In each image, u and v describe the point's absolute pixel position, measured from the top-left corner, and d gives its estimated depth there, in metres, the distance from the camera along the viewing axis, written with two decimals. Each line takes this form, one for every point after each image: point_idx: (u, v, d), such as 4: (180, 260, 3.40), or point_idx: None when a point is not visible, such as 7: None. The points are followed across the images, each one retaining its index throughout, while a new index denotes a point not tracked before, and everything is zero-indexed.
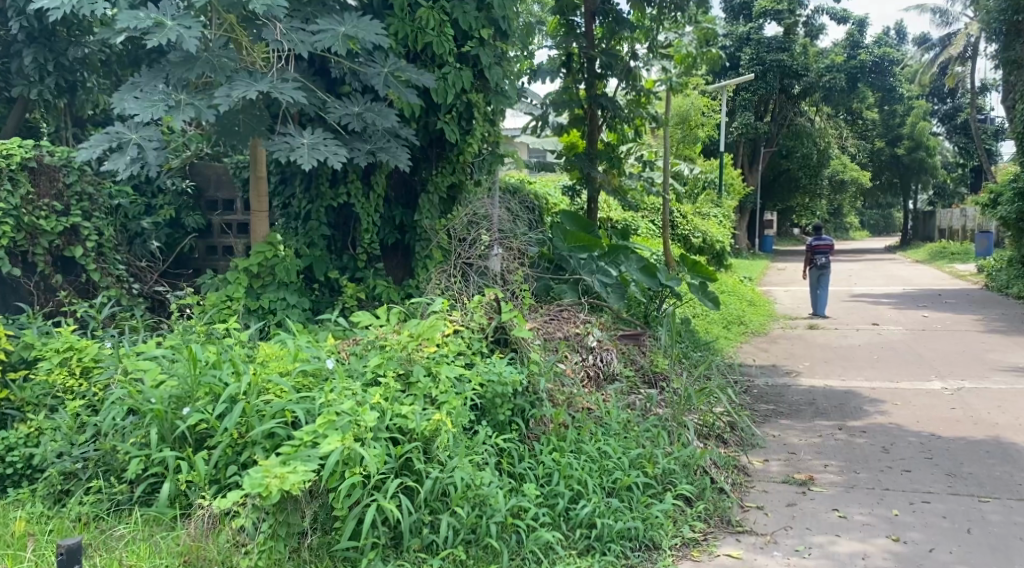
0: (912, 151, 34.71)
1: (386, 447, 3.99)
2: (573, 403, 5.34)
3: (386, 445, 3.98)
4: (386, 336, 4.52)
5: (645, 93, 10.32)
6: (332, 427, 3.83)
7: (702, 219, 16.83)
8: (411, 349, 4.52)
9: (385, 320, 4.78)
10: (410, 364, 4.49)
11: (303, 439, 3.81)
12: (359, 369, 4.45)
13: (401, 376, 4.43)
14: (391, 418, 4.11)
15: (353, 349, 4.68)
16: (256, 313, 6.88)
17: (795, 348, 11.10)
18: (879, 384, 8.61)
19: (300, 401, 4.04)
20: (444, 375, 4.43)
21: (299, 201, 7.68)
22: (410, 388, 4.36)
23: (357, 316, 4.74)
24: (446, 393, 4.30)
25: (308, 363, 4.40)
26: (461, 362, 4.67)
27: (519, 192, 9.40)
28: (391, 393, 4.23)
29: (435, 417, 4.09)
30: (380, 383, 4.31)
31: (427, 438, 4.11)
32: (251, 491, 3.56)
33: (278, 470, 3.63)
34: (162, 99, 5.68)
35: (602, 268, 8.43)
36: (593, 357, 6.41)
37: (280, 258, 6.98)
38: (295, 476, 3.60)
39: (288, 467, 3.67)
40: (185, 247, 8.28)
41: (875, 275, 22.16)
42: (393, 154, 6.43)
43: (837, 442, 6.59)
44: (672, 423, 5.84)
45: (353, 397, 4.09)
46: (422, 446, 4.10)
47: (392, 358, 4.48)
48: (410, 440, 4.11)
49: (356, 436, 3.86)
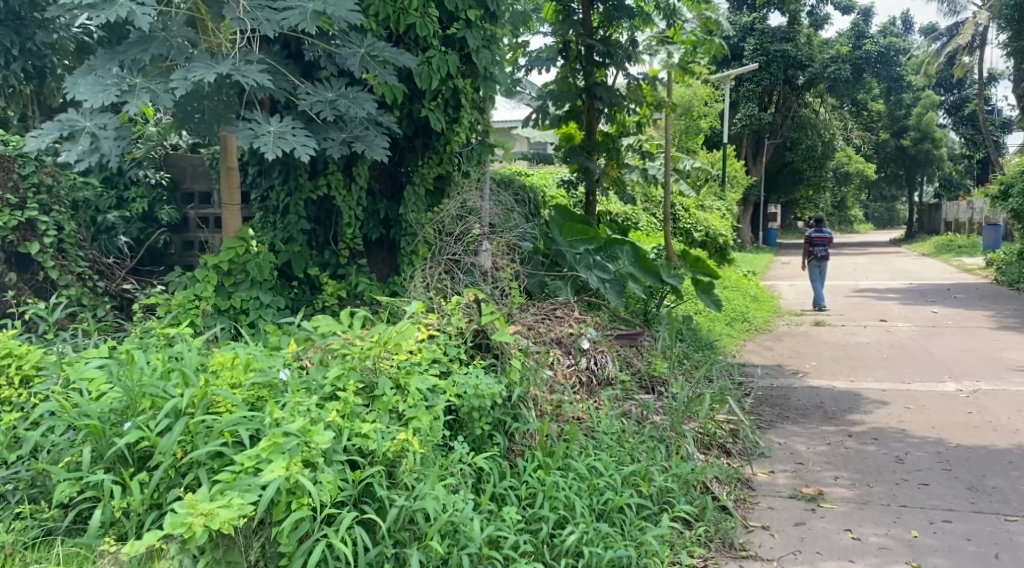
0: (918, 143, 34.25)
1: (343, 472, 3.59)
2: (561, 414, 4.95)
3: (342, 470, 3.58)
4: (350, 345, 4.10)
5: (647, 82, 9.83)
6: (278, 451, 3.43)
7: (704, 213, 16.41)
8: (375, 358, 4.11)
9: (351, 325, 4.36)
10: (375, 374, 4.07)
11: (244, 465, 3.41)
12: (319, 380, 4.02)
13: (365, 389, 4.02)
14: (350, 438, 3.70)
15: (315, 357, 4.26)
16: (226, 314, 6.46)
17: (800, 346, 10.66)
18: (890, 386, 8.16)
19: (251, 417, 3.63)
20: (415, 386, 4.02)
21: (276, 193, 7.20)
22: (374, 403, 3.96)
23: (320, 321, 4.31)
24: (414, 408, 3.90)
25: (264, 373, 3.98)
26: (436, 371, 4.25)
27: (513, 185, 8.96)
28: (351, 409, 3.83)
29: (399, 437, 3.70)
30: (341, 394, 3.90)
31: (391, 461, 3.73)
32: (172, 532, 3.21)
33: (205, 506, 3.26)
34: (114, 83, 5.23)
35: (599, 264, 8.01)
36: (585, 360, 6.04)
37: (253, 255, 6.58)
38: (225, 513, 3.23)
39: (221, 501, 3.29)
40: (158, 243, 7.85)
41: (880, 269, 21.68)
42: (373, 142, 6.03)
43: (848, 451, 6.14)
44: (671, 433, 5.40)
45: (307, 414, 3.69)
46: (384, 469, 3.70)
47: (358, 367, 4.06)
48: (372, 462, 3.71)
49: (304, 461, 3.46)
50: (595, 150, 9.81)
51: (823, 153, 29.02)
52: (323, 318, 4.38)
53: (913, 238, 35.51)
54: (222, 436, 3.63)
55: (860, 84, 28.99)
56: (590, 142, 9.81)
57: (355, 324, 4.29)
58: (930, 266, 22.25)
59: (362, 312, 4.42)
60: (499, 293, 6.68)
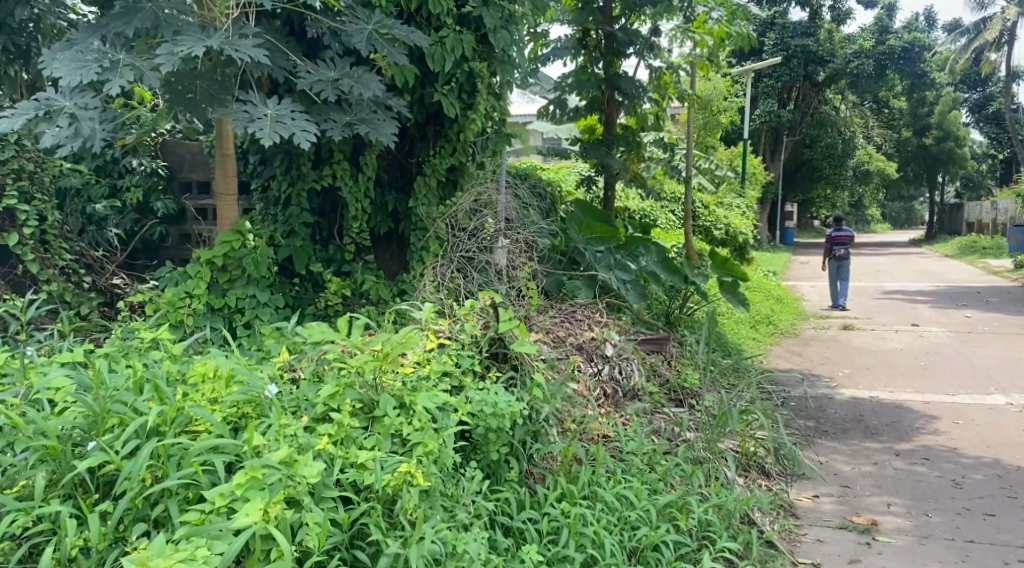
0: (940, 141, 33.66)
1: (333, 511, 3.11)
2: (585, 432, 4.48)
3: (332, 509, 3.11)
4: (348, 358, 3.60)
5: (669, 70, 9.26)
6: (256, 488, 2.96)
7: (724, 210, 15.83)
8: (376, 371, 3.61)
9: (349, 334, 3.86)
10: (376, 392, 3.58)
11: (215, 505, 2.94)
12: (310, 398, 3.53)
13: (363, 409, 3.53)
14: (344, 469, 3.24)
15: (308, 370, 3.76)
16: (220, 313, 5.96)
17: (830, 352, 10.10)
18: (933, 398, 7.60)
19: (230, 441, 3.16)
20: (421, 406, 3.52)
21: (278, 183, 6.73)
22: (373, 425, 3.47)
23: (312, 328, 3.80)
24: (419, 432, 3.41)
25: (248, 387, 3.49)
26: (446, 387, 3.76)
27: (530, 178, 8.44)
28: (346, 433, 3.34)
29: (400, 468, 3.22)
30: (336, 414, 3.41)
31: (391, 497, 3.25)
32: None
33: (165, 555, 2.78)
34: (94, 58, 4.71)
35: (619, 264, 7.45)
36: (608, 370, 5.55)
37: (250, 248, 6.05)
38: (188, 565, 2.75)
39: (185, 548, 2.81)
40: (152, 235, 7.40)
41: (904, 270, 21.02)
42: (379, 126, 5.53)
43: (897, 472, 5.61)
44: (706, 454, 4.92)
45: (294, 440, 3.21)
46: (382, 506, 3.22)
47: (357, 383, 3.57)
48: (368, 498, 3.23)
49: (288, 500, 3.01)
50: (615, 144, 9.21)
51: (843, 149, 28.16)
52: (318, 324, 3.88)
53: (933, 238, 34.82)
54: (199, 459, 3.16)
55: (883, 81, 28.28)
56: (610, 134, 9.24)
57: (354, 335, 3.79)
58: (955, 268, 21.66)
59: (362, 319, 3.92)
60: (515, 294, 6.12)
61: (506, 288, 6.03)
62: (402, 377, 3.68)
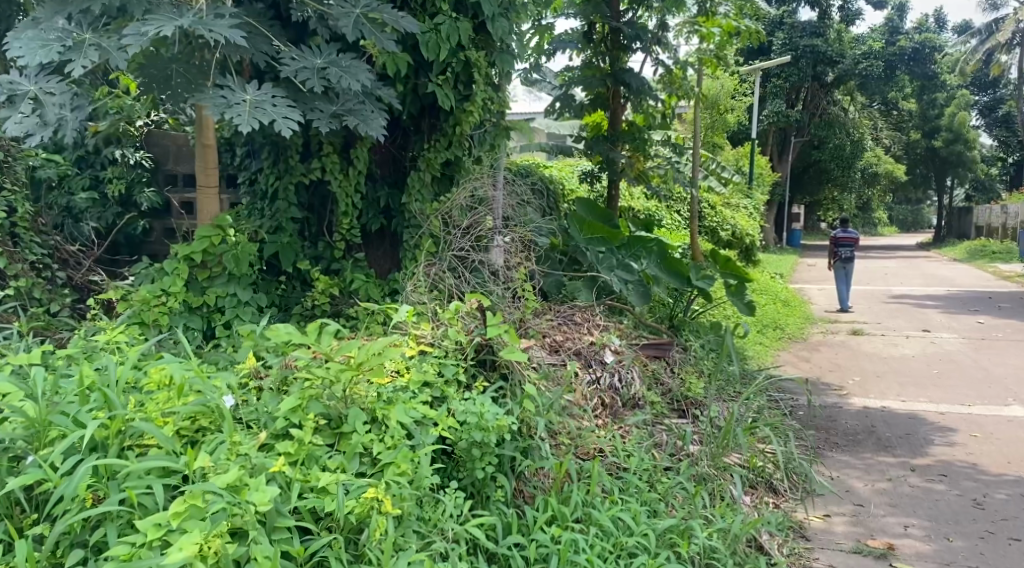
0: (950, 144, 32.76)
1: (287, 543, 2.86)
2: (580, 446, 4.17)
3: (286, 542, 2.86)
4: (316, 368, 3.33)
5: (678, 67, 9.01)
6: (196, 518, 2.74)
7: (731, 210, 15.50)
8: (346, 383, 3.34)
9: (316, 340, 3.56)
10: (344, 405, 3.31)
11: (148, 539, 2.68)
12: (271, 411, 3.26)
13: (328, 424, 3.27)
14: (303, 494, 3.00)
15: (271, 379, 3.48)
16: (198, 312, 5.65)
17: (840, 358, 9.75)
18: (947, 408, 7.27)
19: (174, 463, 2.90)
20: (395, 421, 3.27)
21: (266, 176, 6.42)
22: (339, 443, 3.22)
23: (275, 332, 3.50)
24: (391, 452, 3.16)
25: (203, 397, 3.20)
26: (425, 398, 3.48)
27: (530, 175, 8.12)
28: (308, 452, 3.10)
29: (365, 494, 2.97)
30: (299, 430, 3.16)
31: (355, 528, 3.01)
32: None
33: None
34: (57, 37, 4.40)
35: (622, 264, 7.10)
36: (608, 378, 5.24)
37: (231, 244, 5.74)
38: None
39: None
40: (135, 229, 7.13)
41: (913, 274, 20.61)
42: (367, 117, 5.20)
43: (913, 491, 5.30)
44: (711, 471, 4.61)
45: (246, 464, 2.97)
46: (345, 537, 2.98)
47: (325, 395, 3.31)
48: (329, 528, 3.00)
49: (235, 531, 2.79)
50: (619, 140, 8.88)
51: (852, 152, 27.62)
52: (283, 327, 3.59)
53: (941, 242, 34.38)
54: (139, 484, 2.85)
55: (892, 82, 27.89)
56: (614, 131, 8.91)
57: (323, 340, 3.50)
58: (965, 272, 21.24)
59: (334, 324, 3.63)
60: (510, 295, 5.77)
61: (501, 289, 5.69)
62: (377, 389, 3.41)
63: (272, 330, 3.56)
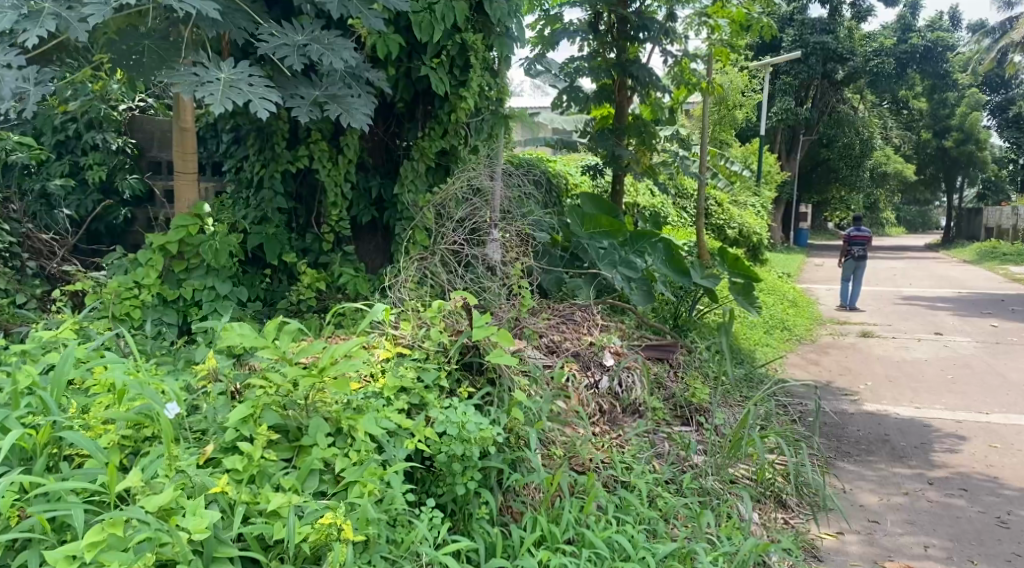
0: (960, 144, 31.94)
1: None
2: (575, 457, 3.91)
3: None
4: (273, 376, 3.18)
5: (687, 57, 8.60)
6: (117, 549, 2.61)
7: (738, 208, 15.10)
8: (308, 389, 3.20)
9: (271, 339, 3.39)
10: (306, 415, 3.19)
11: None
12: (220, 421, 3.15)
13: (287, 437, 3.14)
14: (250, 517, 2.87)
15: (221, 385, 3.36)
16: (174, 306, 5.34)
17: (849, 361, 9.37)
18: (964, 416, 6.92)
19: (96, 485, 2.79)
20: (362, 433, 3.15)
21: (251, 164, 6.08)
22: (297, 457, 3.10)
23: (225, 332, 3.32)
24: (356, 468, 3.04)
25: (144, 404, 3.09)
26: (398, 407, 3.32)
27: (530, 166, 7.78)
28: (260, 468, 2.98)
29: (321, 519, 2.84)
30: (252, 444, 3.04)
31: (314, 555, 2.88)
32: None
33: None
34: (12, 3, 4.09)
35: (625, 261, 6.73)
36: (607, 382, 4.93)
37: (210, 234, 5.44)
38: None
39: None
40: (115, 218, 6.84)
41: (922, 275, 20.17)
42: (352, 105, 4.86)
43: (932, 507, 4.97)
44: (716, 486, 4.28)
45: (182, 483, 2.85)
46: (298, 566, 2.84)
47: (286, 405, 3.20)
48: (280, 557, 2.86)
49: (161, 561, 2.66)
50: (625, 134, 8.54)
51: (861, 151, 27.27)
52: (236, 327, 3.42)
53: (950, 243, 33.88)
54: (57, 508, 2.71)
55: (903, 81, 27.41)
56: (619, 124, 8.54)
57: (282, 342, 3.32)
58: (975, 274, 20.75)
59: (294, 322, 3.44)
60: (506, 292, 5.44)
61: (497, 286, 5.35)
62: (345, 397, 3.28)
63: (224, 330, 3.40)
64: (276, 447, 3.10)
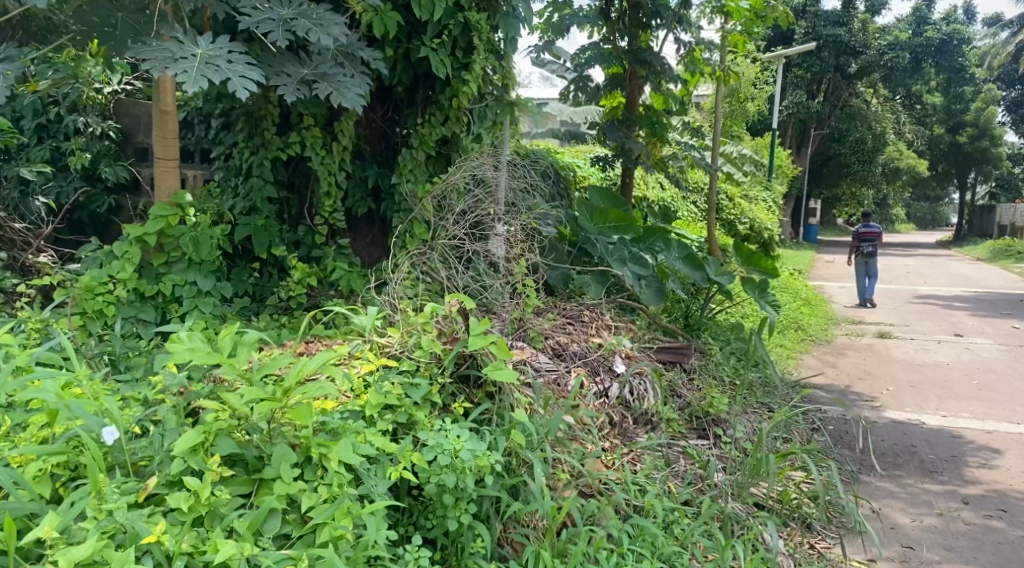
0: (975, 139, 31.12)
1: None
2: (584, 479, 3.58)
3: None
4: (228, 401, 3.02)
5: (700, 46, 8.13)
6: None
7: (750, 202, 14.66)
8: (269, 413, 3.05)
9: (228, 350, 3.24)
10: (269, 444, 3.04)
11: None
12: (165, 448, 3.00)
13: (246, 468, 3.00)
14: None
15: (171, 404, 3.20)
16: (154, 304, 4.95)
17: (868, 364, 8.94)
18: (995, 427, 6.50)
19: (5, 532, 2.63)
20: (336, 462, 2.98)
21: (240, 150, 5.68)
22: (260, 489, 2.96)
23: (172, 347, 3.15)
24: (326, 509, 2.87)
25: (79, 428, 2.93)
26: (372, 434, 3.13)
27: (536, 156, 7.36)
28: (209, 508, 2.83)
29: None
30: (201, 479, 2.88)
31: None
32: None
33: None
34: None
35: (636, 256, 6.32)
36: (617, 390, 4.56)
37: (191, 226, 5.08)
38: None
39: None
40: (99, 207, 6.43)
41: (937, 274, 19.64)
42: (343, 84, 4.50)
43: (970, 530, 4.57)
44: (738, 511, 3.90)
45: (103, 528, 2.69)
46: None
47: (246, 432, 3.06)
48: None
49: None
50: (636, 124, 8.11)
51: (873, 146, 26.90)
52: (188, 337, 3.27)
53: (962, 240, 33.30)
54: None
55: (918, 75, 26.80)
56: (630, 114, 8.11)
57: (239, 356, 3.19)
58: (991, 273, 20.18)
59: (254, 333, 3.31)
60: (510, 291, 5.07)
61: (499, 285, 4.94)
62: (319, 420, 3.13)
63: (172, 340, 3.22)
64: (233, 479, 2.95)
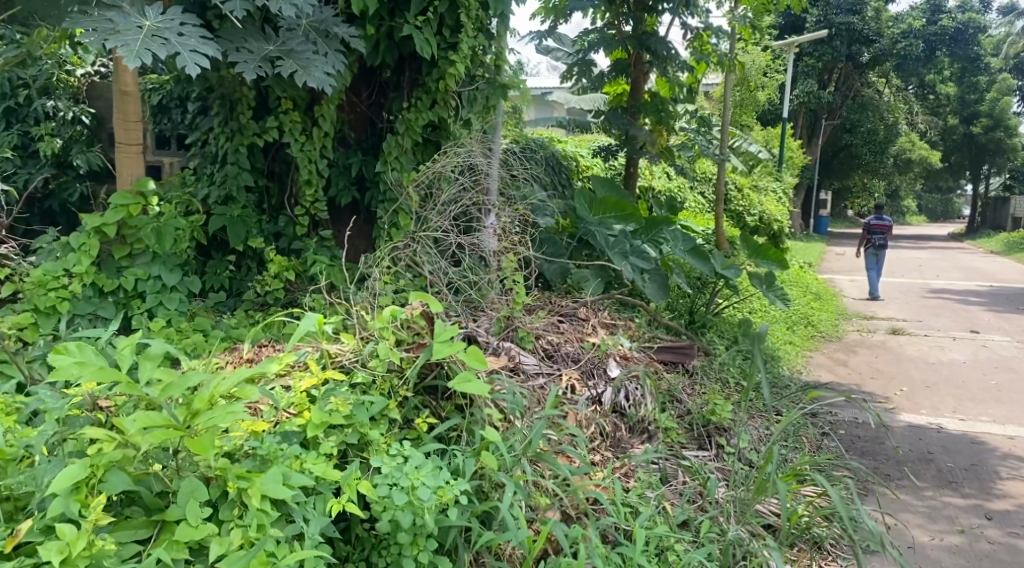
0: (989, 130, 30.46)
1: None
2: (567, 500, 3.30)
3: None
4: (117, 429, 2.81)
5: (708, 32, 7.69)
6: None
7: (760, 194, 14.22)
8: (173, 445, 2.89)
9: (128, 364, 3.08)
10: (175, 480, 2.85)
11: None
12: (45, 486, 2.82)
13: (140, 509, 2.83)
14: None
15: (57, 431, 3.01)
16: (112, 299, 4.58)
17: (880, 363, 8.53)
18: (1018, 433, 6.10)
19: None
20: (259, 497, 2.80)
21: (216, 137, 5.27)
22: (162, 530, 2.78)
23: (57, 365, 2.96)
24: (241, 556, 2.69)
25: None
26: (304, 465, 2.95)
27: (533, 143, 6.97)
28: (91, 560, 2.65)
29: None
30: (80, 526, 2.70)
31: None
32: None
33: None
34: None
35: (637, 248, 5.92)
36: (610, 395, 4.20)
37: (155, 217, 4.73)
38: None
39: None
40: (70, 195, 6.06)
41: (950, 267, 19.13)
42: (310, 62, 4.14)
43: (995, 551, 4.20)
44: (740, 532, 3.55)
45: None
46: None
47: (150, 463, 2.87)
48: None
49: None
50: (641, 112, 7.70)
51: (885, 136, 26.33)
52: (76, 352, 3.07)
53: (975, 233, 32.70)
54: None
55: (932, 64, 26.17)
56: (634, 100, 7.69)
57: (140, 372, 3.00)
58: (1006, 267, 19.69)
59: (160, 345, 3.14)
60: (500, 288, 4.70)
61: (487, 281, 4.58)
62: (250, 445, 2.96)
63: (61, 354, 3.04)
64: (129, 523, 2.78)
